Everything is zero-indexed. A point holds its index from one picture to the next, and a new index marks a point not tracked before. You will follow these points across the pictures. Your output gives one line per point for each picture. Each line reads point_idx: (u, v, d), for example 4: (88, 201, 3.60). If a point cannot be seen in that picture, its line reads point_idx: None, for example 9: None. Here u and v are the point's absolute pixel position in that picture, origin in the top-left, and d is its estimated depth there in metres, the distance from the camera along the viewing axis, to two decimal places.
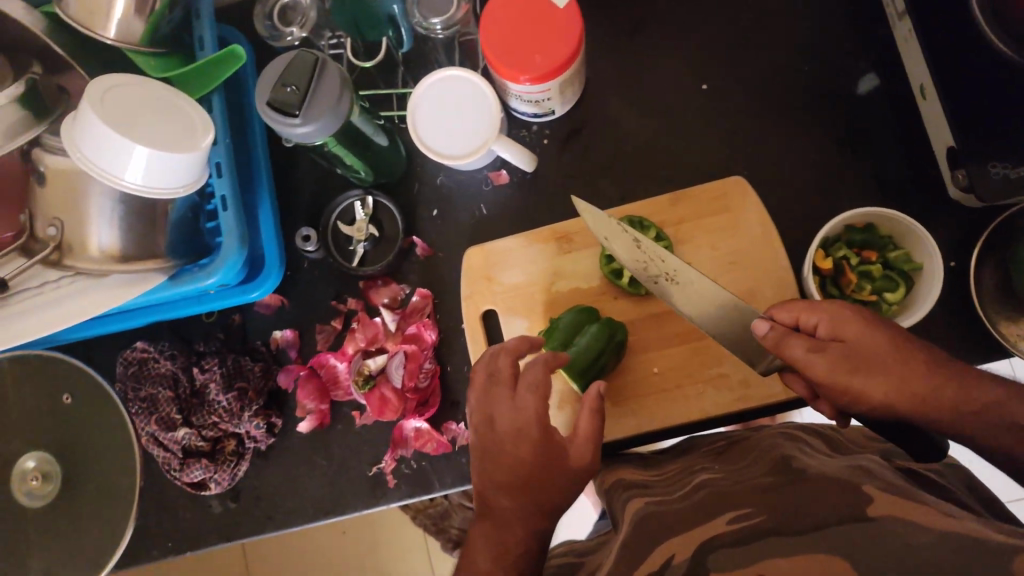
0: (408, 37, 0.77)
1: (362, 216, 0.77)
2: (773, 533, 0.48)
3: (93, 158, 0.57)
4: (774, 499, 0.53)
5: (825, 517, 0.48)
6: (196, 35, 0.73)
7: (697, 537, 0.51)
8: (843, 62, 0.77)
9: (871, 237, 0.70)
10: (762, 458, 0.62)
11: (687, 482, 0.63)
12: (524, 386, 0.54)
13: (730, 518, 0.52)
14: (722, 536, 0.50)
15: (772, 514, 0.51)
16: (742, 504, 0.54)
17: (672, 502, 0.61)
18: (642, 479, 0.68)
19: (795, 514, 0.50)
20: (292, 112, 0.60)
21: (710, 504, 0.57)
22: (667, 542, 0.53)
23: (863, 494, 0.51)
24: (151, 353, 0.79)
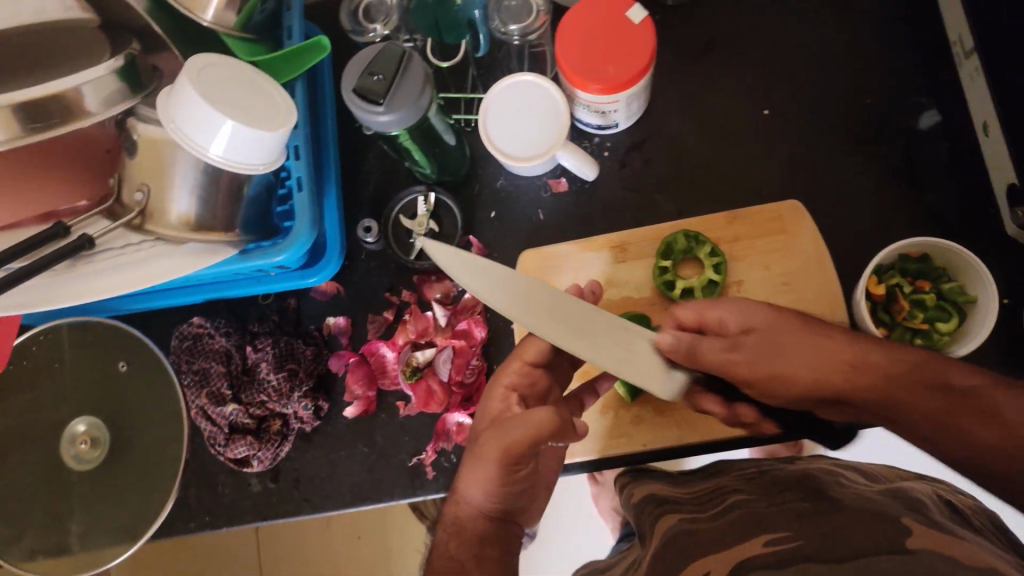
0: (484, 43, 0.80)
1: (423, 210, 0.80)
2: (810, 559, 0.49)
3: (185, 129, 0.60)
4: (811, 524, 0.54)
5: (864, 547, 0.48)
6: (285, 26, 0.77)
7: (733, 556, 0.53)
8: (906, 97, 0.78)
9: (926, 268, 0.71)
10: (796, 485, 0.63)
11: (719, 501, 0.65)
12: (505, 391, 0.63)
13: (767, 540, 0.53)
14: (760, 557, 0.51)
15: (811, 539, 0.51)
16: (778, 528, 0.54)
17: (705, 520, 0.62)
18: (674, 497, 0.70)
19: (830, 542, 0.50)
20: (375, 100, 0.63)
21: (742, 524, 0.58)
22: (701, 560, 0.55)
23: (898, 528, 0.51)
24: (207, 329, 0.81)
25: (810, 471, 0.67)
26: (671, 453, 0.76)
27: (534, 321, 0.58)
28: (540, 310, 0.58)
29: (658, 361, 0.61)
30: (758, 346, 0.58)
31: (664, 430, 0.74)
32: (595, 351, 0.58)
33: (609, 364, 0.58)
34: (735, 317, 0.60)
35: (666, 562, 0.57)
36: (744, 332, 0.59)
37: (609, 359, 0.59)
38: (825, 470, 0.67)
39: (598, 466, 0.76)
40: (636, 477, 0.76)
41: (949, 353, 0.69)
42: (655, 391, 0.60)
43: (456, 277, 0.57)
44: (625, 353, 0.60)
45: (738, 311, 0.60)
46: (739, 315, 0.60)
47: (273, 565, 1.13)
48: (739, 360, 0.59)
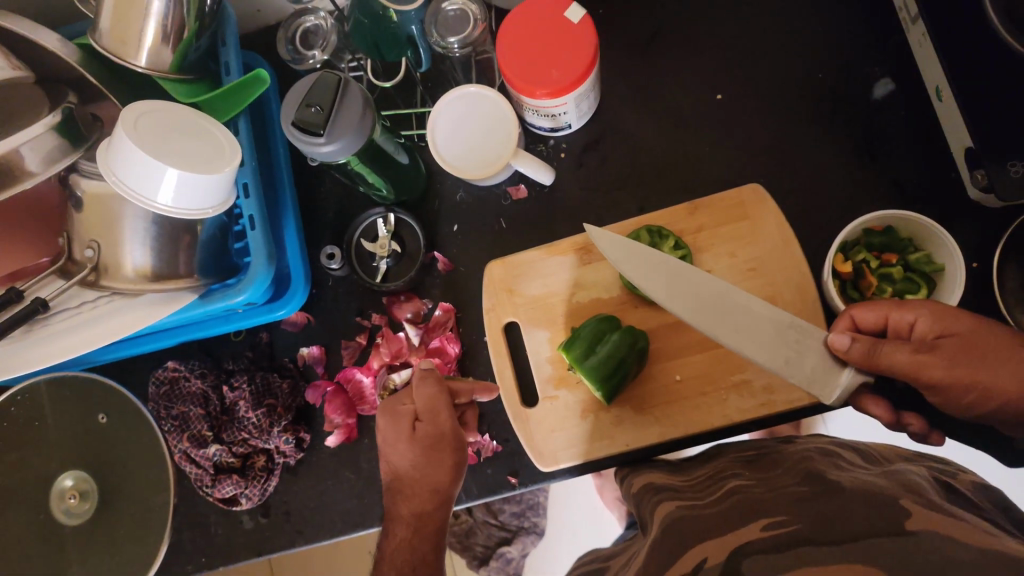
0: (426, 58, 0.79)
1: (384, 232, 0.78)
2: (808, 542, 0.48)
3: (127, 181, 0.59)
4: (810, 509, 0.53)
5: (862, 529, 0.48)
6: (222, 62, 0.76)
7: (730, 541, 0.52)
8: (858, 68, 0.77)
9: (891, 240, 0.70)
10: (794, 470, 0.62)
11: (718, 487, 0.64)
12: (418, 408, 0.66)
13: (765, 525, 0.53)
14: (758, 542, 0.50)
15: (811, 522, 0.50)
16: (775, 513, 0.54)
17: (704, 507, 0.61)
18: (671, 484, 0.68)
19: (829, 525, 0.49)
20: (316, 131, 0.62)
21: (741, 511, 0.57)
22: (699, 545, 0.54)
23: (900, 511, 0.49)
24: (181, 372, 0.81)
25: (807, 453, 0.65)
26: (654, 449, 0.76)
27: (704, 320, 0.63)
28: (690, 300, 0.64)
29: (826, 362, 0.63)
30: (953, 352, 0.58)
31: (645, 428, 0.74)
32: (741, 337, 0.62)
33: (776, 364, 0.62)
34: (927, 321, 0.60)
35: (664, 545, 0.57)
36: (936, 340, 0.59)
37: (775, 359, 0.62)
38: (822, 451, 0.66)
39: (582, 468, 0.77)
40: (637, 467, 0.75)
41: None
42: (820, 395, 0.62)
43: (601, 249, 0.65)
44: (784, 352, 0.63)
45: (928, 317, 0.60)
46: (929, 322, 0.60)
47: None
48: (931, 364, 0.59)
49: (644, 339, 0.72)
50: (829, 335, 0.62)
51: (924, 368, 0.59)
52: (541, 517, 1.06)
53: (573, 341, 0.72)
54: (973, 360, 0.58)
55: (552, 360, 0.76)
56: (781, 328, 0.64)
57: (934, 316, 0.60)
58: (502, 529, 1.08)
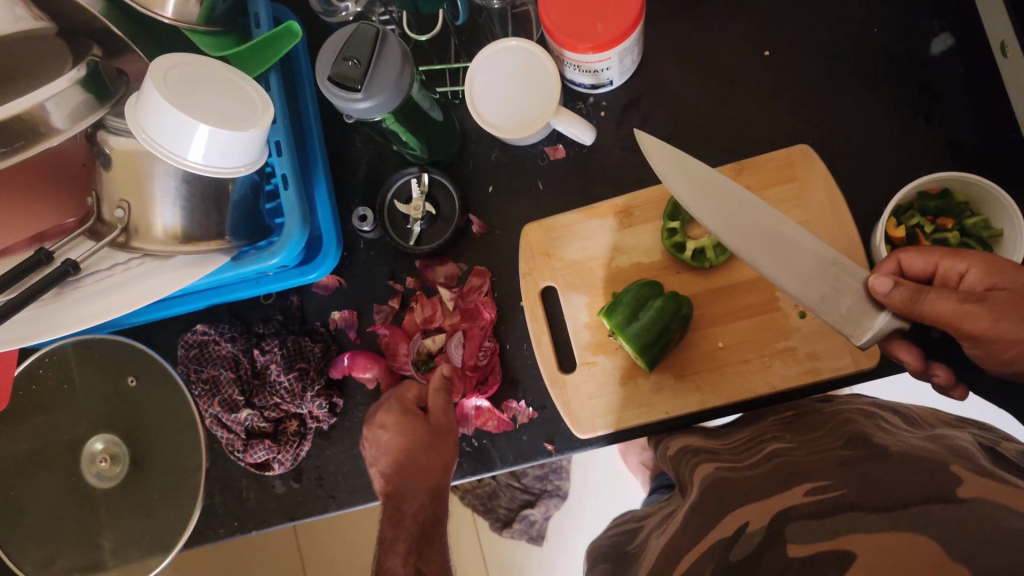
0: (463, 10, 0.76)
1: (418, 193, 0.76)
2: (854, 508, 0.45)
3: (157, 137, 0.56)
4: (855, 469, 0.49)
5: (911, 494, 0.44)
6: (252, 12, 0.73)
7: (774, 505, 0.50)
8: (915, 23, 0.74)
9: (947, 205, 0.67)
10: (837, 430, 0.58)
11: (758, 449, 0.61)
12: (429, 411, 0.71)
13: (808, 488, 0.50)
14: (801, 506, 0.48)
15: (855, 485, 0.47)
16: (818, 476, 0.50)
17: (742, 468, 0.58)
18: (708, 446, 0.66)
19: (875, 489, 0.46)
20: (353, 86, 0.59)
21: (780, 473, 0.54)
22: (740, 508, 0.52)
23: (949, 474, 0.45)
24: (211, 335, 0.79)
25: (846, 412, 0.62)
26: (695, 416, 0.74)
27: (745, 247, 0.61)
28: (732, 223, 0.61)
29: (862, 300, 0.60)
30: (1005, 301, 0.55)
31: (686, 395, 0.72)
32: (779, 270, 0.60)
33: (813, 301, 0.60)
34: (978, 271, 0.58)
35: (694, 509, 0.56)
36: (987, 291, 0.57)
37: (810, 295, 0.60)
38: (864, 412, 0.61)
39: (619, 436, 0.75)
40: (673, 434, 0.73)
41: None
42: (852, 335, 0.60)
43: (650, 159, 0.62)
44: (821, 288, 0.60)
45: (980, 267, 0.58)
46: (981, 274, 0.58)
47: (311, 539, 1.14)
48: (981, 314, 0.55)
49: (687, 305, 0.70)
50: (869, 278, 0.59)
51: (975, 316, 0.55)
52: (565, 479, 1.06)
53: (614, 307, 0.70)
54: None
55: (590, 326, 0.74)
56: (817, 263, 0.61)
57: (985, 267, 0.58)
58: (525, 491, 1.08)
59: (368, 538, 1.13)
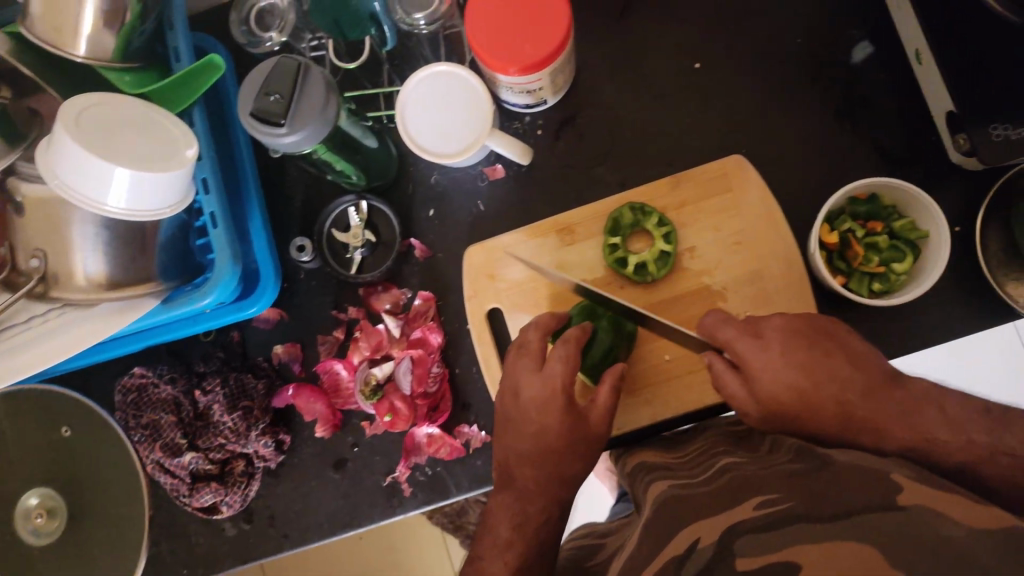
0: (391, 35, 0.75)
1: (357, 221, 0.75)
2: (799, 519, 0.45)
3: (71, 182, 0.54)
4: (802, 483, 0.49)
5: (856, 504, 0.44)
6: (171, 46, 0.70)
7: (722, 521, 0.49)
8: (837, 31, 0.76)
9: (875, 209, 0.69)
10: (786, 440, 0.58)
11: (711, 462, 0.60)
12: (552, 358, 0.60)
13: (757, 503, 0.49)
14: (749, 519, 0.47)
15: (802, 497, 0.47)
16: (768, 491, 0.50)
17: (697, 485, 0.57)
18: (663, 462, 0.65)
19: (821, 499, 0.46)
20: (276, 121, 0.58)
21: (733, 488, 0.53)
22: (692, 525, 0.51)
23: (890, 483, 0.46)
24: (149, 378, 0.77)
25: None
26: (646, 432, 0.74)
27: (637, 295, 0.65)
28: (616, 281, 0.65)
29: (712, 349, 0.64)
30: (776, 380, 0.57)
31: (637, 410, 0.73)
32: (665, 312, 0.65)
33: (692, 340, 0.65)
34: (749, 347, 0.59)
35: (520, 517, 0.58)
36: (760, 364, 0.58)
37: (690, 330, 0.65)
38: None
39: None
40: (631, 448, 0.72)
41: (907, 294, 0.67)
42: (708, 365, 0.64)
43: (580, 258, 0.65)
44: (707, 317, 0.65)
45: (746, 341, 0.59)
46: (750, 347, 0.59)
47: (277, 569, 1.11)
48: (751, 350, 0.59)
49: (630, 324, 0.71)
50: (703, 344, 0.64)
51: (745, 352, 0.59)
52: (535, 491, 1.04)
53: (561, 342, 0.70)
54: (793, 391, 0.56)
55: None
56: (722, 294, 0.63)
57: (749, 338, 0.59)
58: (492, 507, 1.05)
59: (336, 563, 1.11)
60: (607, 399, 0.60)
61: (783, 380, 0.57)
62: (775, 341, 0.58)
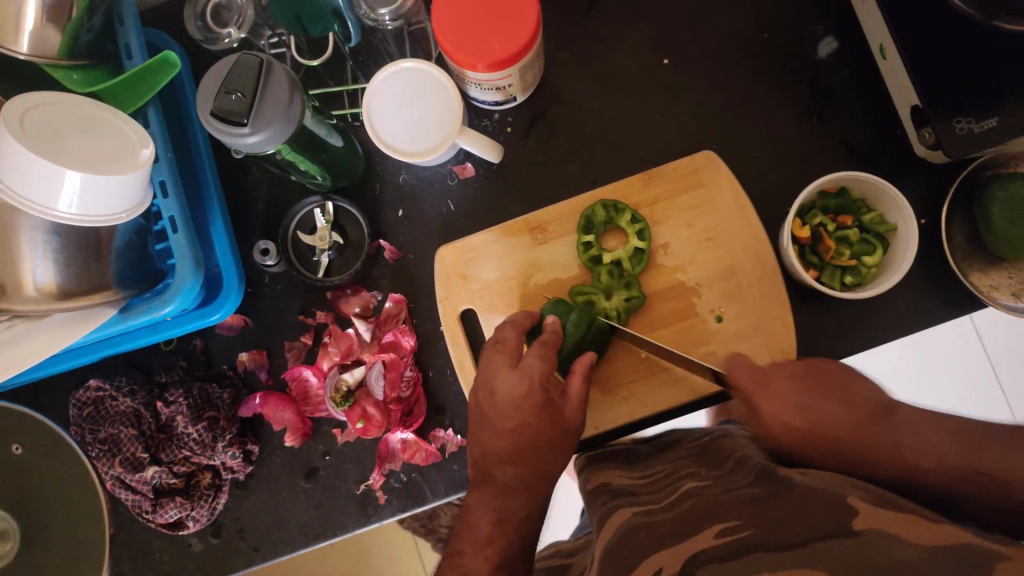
0: (355, 33, 0.73)
1: (323, 223, 0.72)
2: (758, 549, 0.43)
3: (16, 188, 0.50)
4: (761, 509, 0.48)
5: (813, 532, 0.42)
6: (122, 43, 0.67)
7: (682, 551, 0.46)
8: (803, 27, 0.76)
9: (845, 202, 0.69)
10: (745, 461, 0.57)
11: (672, 488, 0.59)
12: (529, 352, 0.59)
13: (718, 530, 0.47)
14: (708, 549, 0.45)
15: (761, 526, 0.45)
16: (727, 518, 0.48)
17: (659, 511, 0.55)
18: (629, 485, 0.63)
19: (778, 530, 0.44)
20: (239, 121, 0.55)
21: (695, 514, 0.51)
22: (655, 555, 0.48)
23: (846, 506, 0.45)
24: (106, 391, 0.73)
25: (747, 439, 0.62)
26: (622, 430, 0.74)
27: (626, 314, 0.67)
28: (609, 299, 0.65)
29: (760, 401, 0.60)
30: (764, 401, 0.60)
31: (614, 408, 0.72)
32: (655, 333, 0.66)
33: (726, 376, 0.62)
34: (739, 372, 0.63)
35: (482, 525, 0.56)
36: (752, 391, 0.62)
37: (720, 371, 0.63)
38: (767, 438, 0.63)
39: None
40: (594, 463, 0.70)
41: (876, 287, 0.68)
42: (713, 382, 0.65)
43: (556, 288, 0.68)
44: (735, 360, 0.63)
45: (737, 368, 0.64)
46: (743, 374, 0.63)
47: None
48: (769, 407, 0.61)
49: (638, 291, 0.70)
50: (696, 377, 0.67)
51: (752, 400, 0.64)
52: None
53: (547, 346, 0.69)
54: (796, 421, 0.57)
55: None
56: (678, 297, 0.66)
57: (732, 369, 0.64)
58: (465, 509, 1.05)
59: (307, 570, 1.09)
60: (580, 389, 0.59)
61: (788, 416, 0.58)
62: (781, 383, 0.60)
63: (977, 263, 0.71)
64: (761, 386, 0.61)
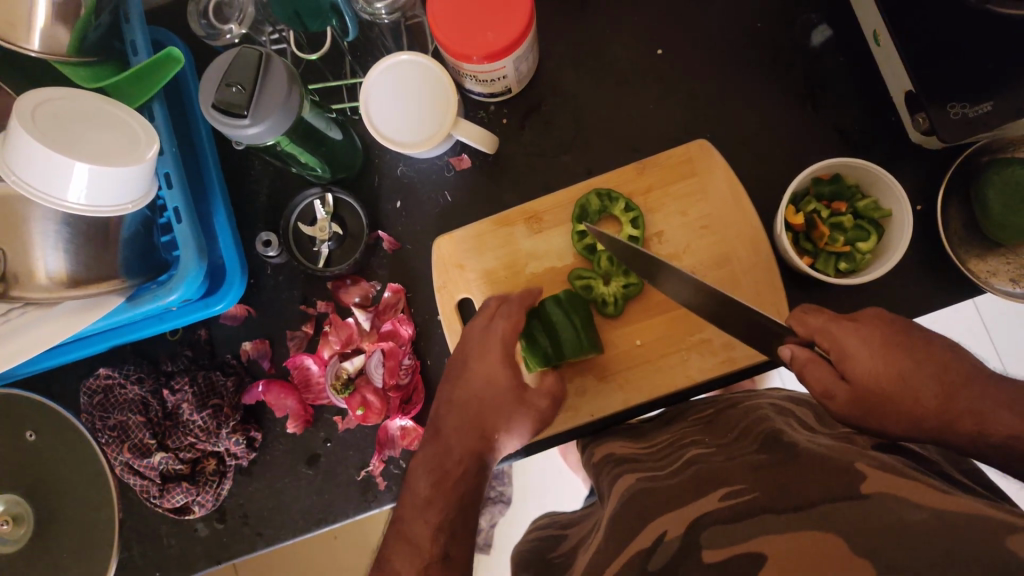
0: (353, 26, 0.74)
1: (322, 215, 0.74)
2: (763, 510, 0.45)
3: (27, 178, 0.52)
4: (767, 474, 0.50)
5: (817, 493, 0.45)
6: (128, 40, 0.70)
7: (689, 512, 0.49)
8: (796, 15, 0.76)
9: (839, 188, 0.69)
10: (753, 432, 0.59)
11: (676, 455, 0.60)
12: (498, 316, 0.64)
13: (724, 493, 0.49)
14: (717, 512, 0.47)
15: (767, 488, 0.48)
16: (734, 480, 0.50)
17: (663, 477, 0.57)
18: (631, 453, 0.65)
19: (781, 491, 0.47)
20: (238, 113, 0.57)
21: (703, 478, 0.53)
22: (662, 516, 0.50)
23: (854, 472, 0.46)
24: (115, 379, 0.76)
25: (756, 412, 0.63)
26: (620, 417, 0.74)
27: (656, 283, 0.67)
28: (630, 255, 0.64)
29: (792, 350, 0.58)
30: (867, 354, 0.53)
31: (609, 396, 0.72)
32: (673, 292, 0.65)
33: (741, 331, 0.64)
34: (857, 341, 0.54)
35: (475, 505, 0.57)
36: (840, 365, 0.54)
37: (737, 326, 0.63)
38: (778, 409, 0.63)
39: (546, 442, 0.75)
40: (597, 439, 0.73)
41: (871, 273, 0.68)
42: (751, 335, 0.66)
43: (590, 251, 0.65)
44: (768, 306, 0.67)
45: (830, 321, 0.55)
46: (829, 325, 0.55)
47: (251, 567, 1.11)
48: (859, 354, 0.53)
49: (636, 277, 0.71)
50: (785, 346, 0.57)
51: (843, 333, 0.54)
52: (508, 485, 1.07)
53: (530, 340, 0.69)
54: (880, 379, 0.52)
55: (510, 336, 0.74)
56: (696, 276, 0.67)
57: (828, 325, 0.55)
58: None
59: (312, 561, 1.10)
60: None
61: (881, 370, 0.53)
62: (874, 328, 0.55)
63: (975, 249, 0.71)
64: (850, 334, 0.54)
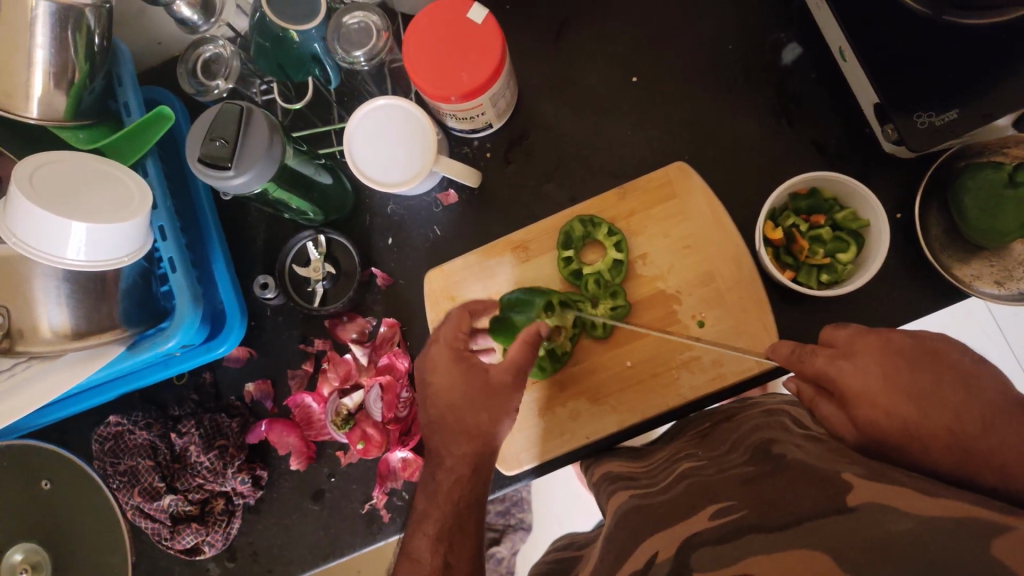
0: (334, 75, 0.78)
1: (316, 255, 0.77)
2: (753, 531, 0.45)
3: (27, 239, 0.55)
4: (758, 488, 0.50)
5: (806, 510, 0.45)
6: (121, 101, 0.74)
7: (678, 534, 0.49)
8: (766, 35, 0.78)
9: (816, 202, 0.71)
10: (744, 443, 0.59)
11: (671, 470, 0.61)
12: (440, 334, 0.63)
13: (711, 512, 0.49)
14: (705, 531, 0.47)
15: (756, 506, 0.47)
16: (725, 497, 0.50)
17: (657, 494, 0.57)
18: (629, 471, 0.66)
19: (771, 508, 0.47)
20: (223, 165, 0.59)
21: (694, 495, 0.53)
22: (656, 535, 0.51)
23: (840, 482, 0.47)
24: (125, 426, 0.78)
25: (751, 420, 0.64)
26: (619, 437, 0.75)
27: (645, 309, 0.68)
28: None
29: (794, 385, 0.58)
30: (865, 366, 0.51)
31: (604, 418, 0.73)
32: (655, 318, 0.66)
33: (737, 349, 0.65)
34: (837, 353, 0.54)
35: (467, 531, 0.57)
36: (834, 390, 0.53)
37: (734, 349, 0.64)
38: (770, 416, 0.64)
39: (546, 466, 0.76)
40: (599, 458, 0.74)
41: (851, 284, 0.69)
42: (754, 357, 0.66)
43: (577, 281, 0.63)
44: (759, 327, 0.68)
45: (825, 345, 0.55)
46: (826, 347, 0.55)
47: None
48: (849, 373, 0.51)
49: (623, 300, 0.73)
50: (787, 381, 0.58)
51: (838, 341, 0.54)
52: (528, 511, 1.09)
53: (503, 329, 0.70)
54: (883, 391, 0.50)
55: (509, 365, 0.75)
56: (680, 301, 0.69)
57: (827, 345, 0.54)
58: (491, 529, 1.10)
59: None
60: (523, 355, 0.60)
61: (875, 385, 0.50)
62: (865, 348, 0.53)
63: (957, 254, 0.71)
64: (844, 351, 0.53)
